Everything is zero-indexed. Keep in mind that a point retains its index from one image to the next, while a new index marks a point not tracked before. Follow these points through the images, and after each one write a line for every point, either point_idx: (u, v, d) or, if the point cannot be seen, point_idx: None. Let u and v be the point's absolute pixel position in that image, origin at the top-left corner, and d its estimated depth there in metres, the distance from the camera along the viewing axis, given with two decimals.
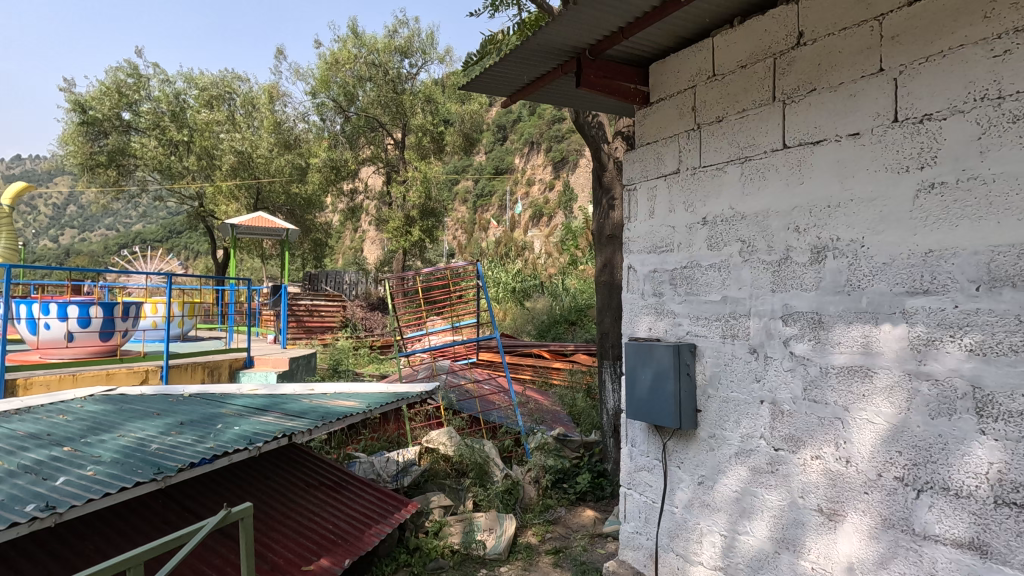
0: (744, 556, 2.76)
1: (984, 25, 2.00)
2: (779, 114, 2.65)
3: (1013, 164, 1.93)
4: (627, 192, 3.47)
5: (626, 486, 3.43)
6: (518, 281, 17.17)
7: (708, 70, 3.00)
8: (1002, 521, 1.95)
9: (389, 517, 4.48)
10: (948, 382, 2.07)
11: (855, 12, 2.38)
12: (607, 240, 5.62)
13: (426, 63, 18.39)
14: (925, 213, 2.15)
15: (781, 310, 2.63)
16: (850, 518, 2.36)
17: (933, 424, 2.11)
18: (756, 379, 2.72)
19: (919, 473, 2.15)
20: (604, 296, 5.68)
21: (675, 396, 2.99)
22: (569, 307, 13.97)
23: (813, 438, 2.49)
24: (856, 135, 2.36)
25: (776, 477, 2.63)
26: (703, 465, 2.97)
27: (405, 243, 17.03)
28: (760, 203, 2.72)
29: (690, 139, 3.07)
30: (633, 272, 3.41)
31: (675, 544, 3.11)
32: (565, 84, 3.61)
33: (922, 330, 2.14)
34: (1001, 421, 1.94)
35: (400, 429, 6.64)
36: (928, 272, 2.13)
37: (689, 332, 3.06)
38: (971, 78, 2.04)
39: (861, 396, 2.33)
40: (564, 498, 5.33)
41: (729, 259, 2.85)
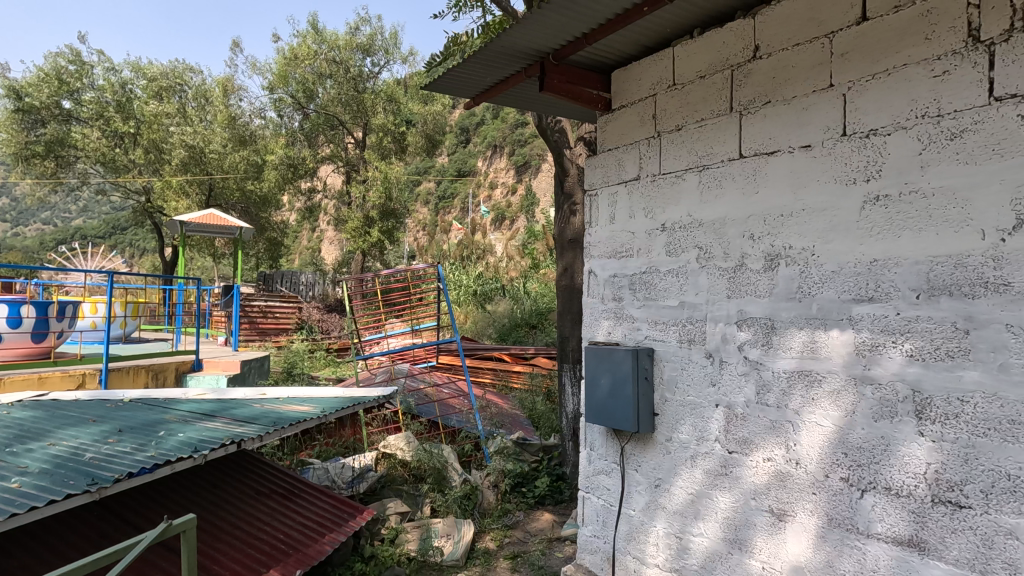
0: (698, 557, 2.81)
1: (926, 45, 2.10)
2: (735, 124, 2.72)
3: (951, 179, 2.03)
4: (589, 197, 3.50)
5: (584, 489, 3.44)
6: (478, 284, 17.11)
7: (668, 79, 3.06)
8: (936, 519, 2.04)
9: (343, 525, 4.36)
10: (890, 386, 2.16)
11: (807, 30, 2.47)
12: (569, 244, 5.65)
13: (388, 62, 18.16)
14: (871, 224, 2.24)
15: (735, 316, 2.69)
16: (798, 518, 2.43)
17: (876, 426, 2.19)
18: (711, 383, 2.78)
19: (862, 474, 2.23)
20: (565, 300, 5.71)
21: (634, 399, 3.02)
22: (530, 310, 14.02)
23: (764, 440, 2.56)
24: (807, 147, 2.44)
25: (729, 479, 2.69)
26: (659, 468, 3.01)
27: (364, 244, 16.71)
28: (717, 211, 2.78)
29: (651, 147, 3.12)
30: (594, 276, 3.44)
31: (631, 547, 3.14)
32: (529, 87, 3.61)
33: (867, 336, 2.23)
34: (938, 423, 2.04)
35: (356, 435, 6.52)
36: (874, 280, 2.22)
37: (647, 336, 3.10)
38: (913, 96, 2.13)
39: (809, 399, 2.41)
40: (523, 503, 5.31)
41: (687, 265, 2.91)
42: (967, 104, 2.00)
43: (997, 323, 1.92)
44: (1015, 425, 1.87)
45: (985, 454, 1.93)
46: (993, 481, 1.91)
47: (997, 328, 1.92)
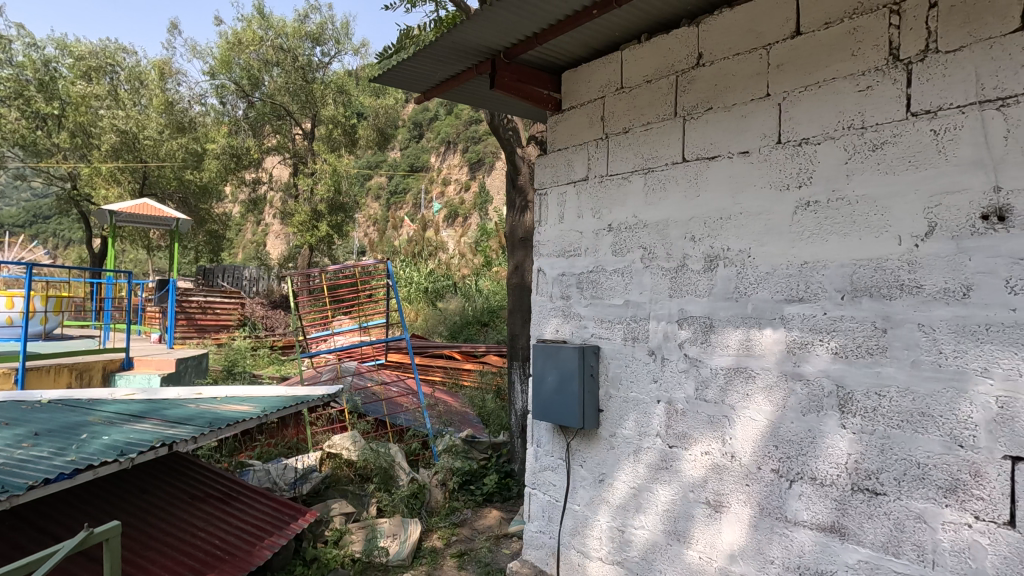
0: (638, 549, 2.89)
1: (852, 61, 2.24)
2: (679, 128, 2.80)
3: (873, 187, 2.17)
4: (538, 196, 3.53)
5: (531, 486, 3.47)
6: (430, 281, 16.95)
7: (616, 82, 3.12)
8: (856, 506, 2.18)
9: (285, 528, 4.21)
10: (817, 382, 2.29)
11: (747, 40, 2.57)
12: (520, 243, 5.67)
13: (339, 53, 17.65)
14: (801, 229, 2.36)
15: (677, 314, 2.77)
16: (733, 508, 2.54)
17: (804, 419, 2.32)
18: (654, 380, 2.86)
19: (791, 465, 2.35)
20: (515, 298, 5.72)
21: (580, 396, 3.06)
22: (481, 308, 14.00)
23: (702, 434, 2.65)
24: (745, 153, 2.55)
25: (669, 473, 2.78)
26: (603, 464, 3.07)
27: (312, 239, 16.21)
28: (661, 213, 2.87)
29: (599, 148, 3.18)
30: (543, 275, 3.47)
31: (575, 541, 3.19)
32: (480, 84, 3.59)
33: (797, 334, 2.35)
34: (858, 416, 2.17)
35: (300, 435, 6.34)
36: (804, 281, 2.34)
37: (593, 334, 3.16)
38: (841, 109, 2.27)
39: (744, 395, 2.51)
40: (471, 500, 5.31)
41: (632, 264, 2.98)
42: (887, 118, 2.14)
43: (911, 322, 2.06)
44: (924, 417, 2.02)
45: (899, 444, 2.07)
46: (906, 469, 2.06)
47: (911, 327, 2.06)
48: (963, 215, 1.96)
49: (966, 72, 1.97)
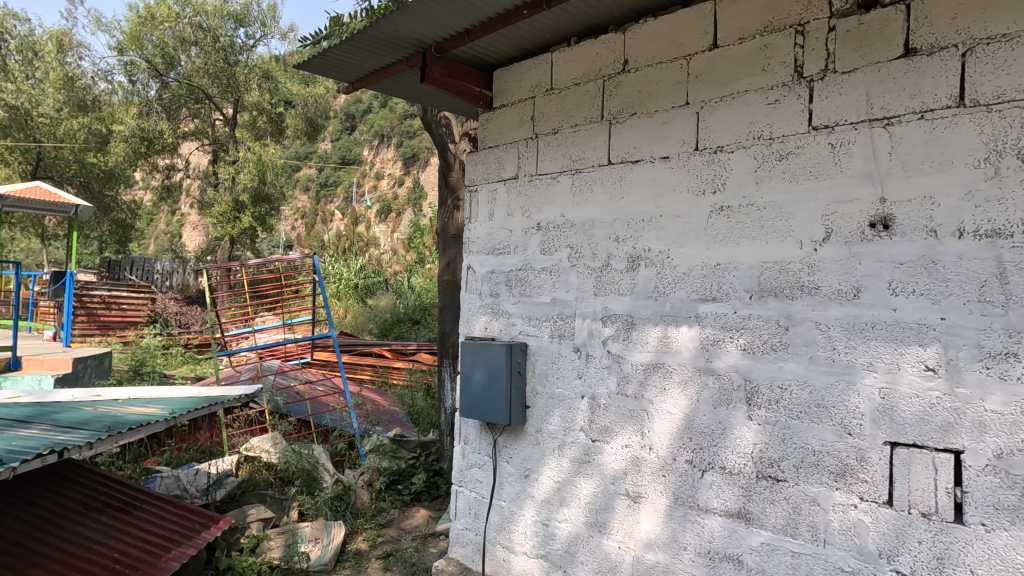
0: (561, 541, 2.95)
1: (763, 76, 2.39)
2: (605, 132, 2.89)
3: (778, 196, 2.32)
4: (469, 193, 3.53)
5: (458, 484, 3.46)
6: (360, 277, 16.48)
7: (546, 83, 3.17)
8: (760, 492, 2.33)
9: (194, 538, 3.89)
10: (727, 376, 2.43)
11: (668, 50, 2.68)
12: (452, 240, 5.61)
13: (265, 36, 16.71)
14: (715, 232, 2.49)
15: (601, 312, 2.86)
16: (650, 498, 2.65)
17: (715, 412, 2.46)
18: (578, 376, 2.93)
19: (703, 455, 2.49)
20: (447, 295, 5.67)
21: (507, 393, 3.08)
22: (413, 305, 13.79)
23: (623, 428, 2.75)
24: (666, 158, 2.66)
25: (591, 466, 2.86)
26: (529, 459, 3.11)
27: (232, 230, 15.31)
28: (587, 213, 2.94)
29: (529, 147, 3.22)
30: (472, 272, 3.47)
31: (500, 537, 3.22)
32: (411, 77, 3.53)
33: (709, 331, 2.49)
34: (763, 407, 2.33)
35: (214, 439, 5.98)
36: (716, 281, 2.48)
37: (521, 331, 3.19)
38: (751, 120, 2.41)
39: (662, 389, 2.62)
40: (398, 500, 5.22)
41: (559, 263, 3.04)
42: (791, 130, 2.30)
43: (809, 321, 2.23)
44: (820, 408, 2.19)
45: (798, 433, 2.24)
46: (803, 457, 2.22)
47: (809, 325, 2.23)
48: (855, 223, 2.14)
49: (858, 92, 2.16)
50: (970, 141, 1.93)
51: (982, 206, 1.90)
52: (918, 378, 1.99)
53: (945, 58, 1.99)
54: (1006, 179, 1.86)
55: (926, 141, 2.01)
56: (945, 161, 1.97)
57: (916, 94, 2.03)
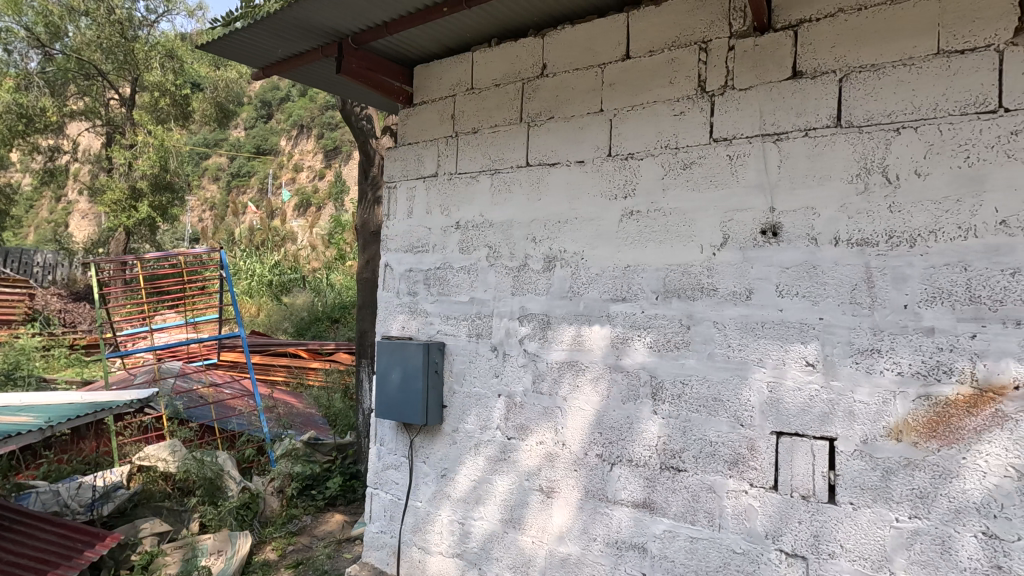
0: (476, 539, 2.97)
1: (670, 88, 2.52)
2: (524, 134, 2.93)
3: (682, 203, 2.46)
4: (387, 190, 3.46)
5: (373, 486, 3.38)
6: (275, 274, 15.68)
7: (466, 83, 3.16)
8: (663, 482, 2.46)
9: (73, 558, 3.52)
10: (635, 373, 2.55)
11: (584, 57, 2.76)
12: (372, 237, 5.46)
13: (169, 12, 15.42)
14: (626, 235, 2.60)
15: (518, 311, 2.90)
16: (563, 492, 2.72)
17: (623, 407, 2.57)
18: (495, 375, 2.96)
19: (612, 449, 2.59)
20: (365, 294, 5.51)
21: (423, 393, 3.06)
22: (332, 304, 13.26)
23: (538, 425, 2.81)
24: (581, 163, 2.74)
25: (507, 463, 2.89)
26: (445, 459, 3.10)
27: (128, 221, 14.05)
28: (505, 214, 2.97)
29: (449, 145, 3.20)
30: (390, 270, 3.40)
31: (416, 538, 3.18)
32: (326, 66, 3.40)
33: (619, 330, 2.59)
34: (667, 402, 2.46)
35: (102, 449, 5.46)
36: (626, 282, 2.59)
37: (439, 331, 3.17)
38: (659, 129, 2.54)
39: (574, 386, 2.71)
40: (311, 506, 5.03)
41: (477, 262, 3.05)
42: (695, 141, 2.45)
43: (708, 320, 2.38)
44: (717, 402, 2.35)
45: (697, 426, 2.39)
46: (702, 447, 2.37)
47: (708, 324, 2.38)
48: (748, 230, 2.31)
49: (753, 109, 2.33)
50: (845, 159, 2.14)
51: (855, 217, 2.11)
52: (801, 372, 2.18)
53: (826, 82, 2.19)
54: (874, 194, 2.08)
55: (810, 156, 2.20)
56: (825, 175, 2.17)
57: (801, 113, 2.23)
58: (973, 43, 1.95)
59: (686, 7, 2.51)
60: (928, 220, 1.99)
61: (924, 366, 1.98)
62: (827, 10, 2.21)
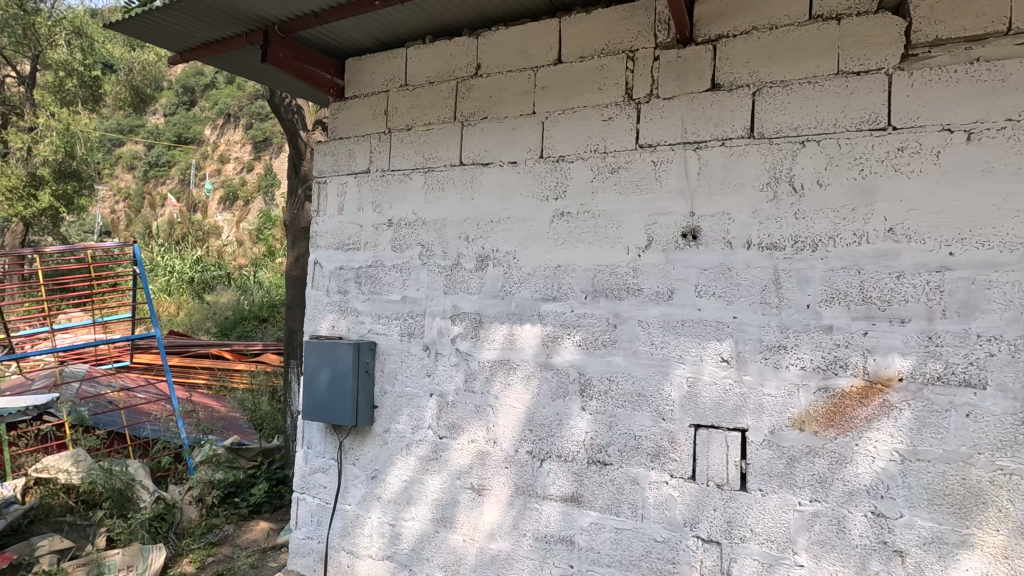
0: (407, 540, 2.94)
1: (599, 94, 2.60)
2: (457, 133, 2.93)
3: (610, 205, 2.55)
4: (317, 185, 3.36)
5: (300, 491, 3.28)
6: (196, 270, 14.78)
7: (400, 79, 3.12)
8: (590, 476, 2.53)
9: None
10: (564, 370, 2.61)
11: (518, 60, 2.80)
12: (302, 233, 5.26)
13: None
14: (556, 236, 2.66)
15: (451, 310, 2.89)
16: (494, 490, 2.74)
17: (553, 404, 2.62)
18: (427, 374, 2.94)
19: (541, 446, 2.64)
20: (294, 292, 5.32)
21: (353, 394, 2.99)
22: (259, 303, 12.64)
23: (469, 424, 2.82)
24: (513, 163, 2.78)
25: (438, 463, 2.88)
26: (376, 460, 3.05)
27: (26, 211, 12.80)
28: (439, 212, 2.96)
29: (381, 141, 3.15)
30: (319, 268, 3.31)
31: (344, 542, 3.11)
32: (251, 54, 3.25)
33: (550, 328, 2.65)
34: (595, 398, 2.54)
35: None
36: (557, 282, 2.65)
37: (370, 330, 3.11)
38: (589, 133, 2.61)
39: (506, 384, 2.74)
40: (233, 515, 4.79)
41: (410, 261, 3.02)
42: (622, 146, 2.54)
43: (633, 319, 2.47)
44: (641, 397, 2.44)
45: (622, 420, 2.48)
46: (626, 441, 2.47)
47: (633, 323, 2.47)
48: (671, 233, 2.42)
49: (675, 117, 2.44)
50: (757, 168, 2.29)
51: (765, 222, 2.27)
52: (716, 368, 2.31)
53: (740, 95, 2.33)
54: (781, 201, 2.24)
55: (725, 165, 2.34)
56: (739, 183, 2.31)
57: (718, 124, 2.36)
58: (867, 66, 2.14)
59: (615, 16, 2.59)
60: (828, 227, 2.17)
61: (824, 360, 2.15)
62: (742, 27, 2.35)
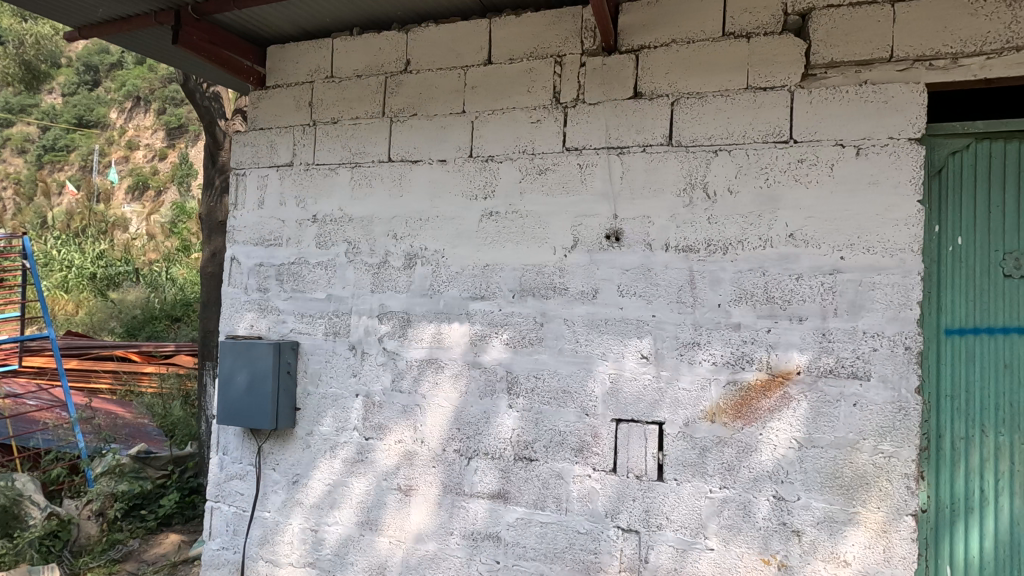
0: (330, 546, 2.86)
1: (528, 96, 2.64)
2: (386, 128, 2.88)
3: (537, 206, 2.60)
4: (235, 177, 3.19)
5: (213, 500, 3.10)
6: (98, 265, 13.59)
7: (326, 70, 3.03)
8: (517, 472, 2.57)
9: None
10: (492, 369, 2.63)
11: (448, 58, 2.79)
12: (218, 228, 4.98)
13: None
14: (485, 235, 2.68)
15: (378, 309, 2.84)
16: (421, 490, 2.72)
17: (481, 402, 2.64)
18: (353, 374, 2.87)
19: (469, 444, 2.65)
20: (209, 290, 5.02)
21: (273, 396, 2.86)
22: (171, 301, 11.80)
23: (396, 424, 2.78)
24: (443, 162, 2.76)
25: (364, 465, 2.82)
26: (297, 464, 2.94)
27: None
28: (366, 209, 2.89)
29: (305, 134, 3.04)
30: (236, 264, 3.14)
31: (263, 551, 2.98)
32: (161, 34, 3.04)
33: (478, 328, 2.66)
34: (522, 395, 2.58)
35: None
36: (485, 281, 2.66)
37: (292, 330, 3.00)
38: (517, 135, 2.65)
39: (434, 383, 2.72)
40: (139, 528, 4.46)
41: (335, 258, 2.94)
42: (550, 149, 2.59)
43: (559, 318, 2.54)
44: (566, 394, 2.51)
45: (548, 417, 2.53)
46: (552, 437, 2.52)
47: (559, 322, 2.53)
48: (595, 234, 2.50)
49: (600, 122, 2.52)
50: (675, 175, 2.41)
51: (682, 226, 2.39)
52: (637, 364, 2.42)
53: (660, 104, 2.44)
54: (696, 207, 2.37)
55: (646, 170, 2.45)
56: (659, 188, 2.43)
57: (640, 130, 2.47)
58: (772, 83, 2.31)
59: (544, 21, 2.64)
60: (737, 231, 2.32)
61: (733, 356, 2.30)
62: (663, 39, 2.46)
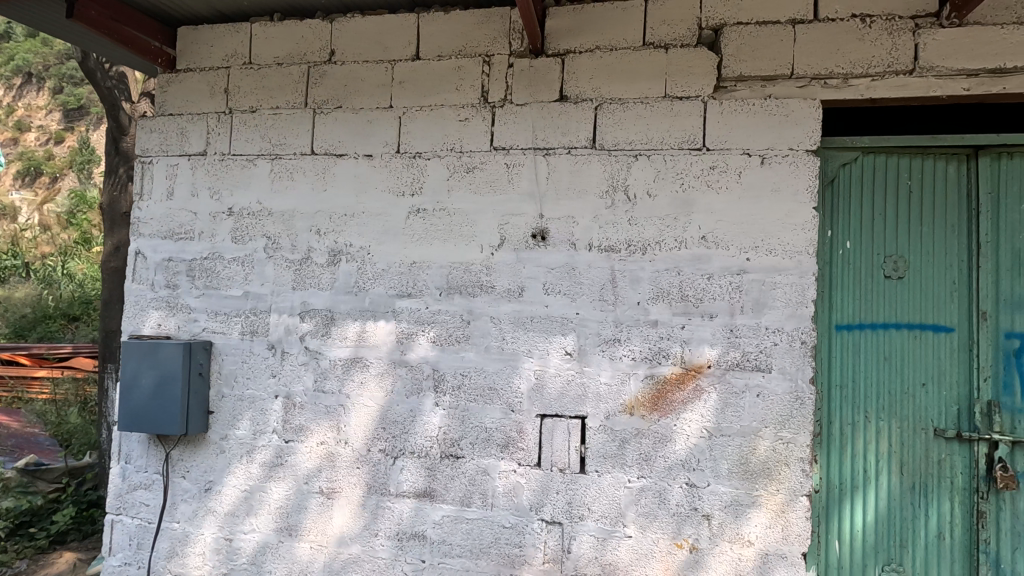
0: (246, 554, 2.73)
1: (456, 94, 2.64)
2: (309, 120, 2.78)
3: (465, 204, 2.60)
4: (140, 165, 2.97)
5: (114, 512, 2.88)
6: None
7: (243, 56, 2.88)
8: (443, 470, 2.57)
9: None
10: (419, 367, 2.61)
11: (374, 50, 2.74)
12: (122, 220, 4.61)
13: None
14: (413, 232, 2.65)
15: (299, 307, 2.74)
16: (345, 491, 2.66)
17: (407, 401, 2.61)
18: (272, 375, 2.76)
19: (395, 443, 2.62)
20: (111, 286, 4.64)
21: (183, 399, 2.70)
22: (68, 299, 10.78)
23: (318, 425, 2.70)
24: (369, 156, 2.71)
25: (283, 468, 2.72)
26: (210, 470, 2.79)
27: None
28: (286, 203, 2.78)
29: (220, 122, 2.88)
30: (141, 259, 2.93)
31: (170, 564, 2.80)
32: (53, 6, 2.77)
33: (404, 326, 2.63)
34: (448, 393, 2.58)
35: None
36: (412, 278, 2.64)
37: (205, 329, 2.84)
38: (445, 132, 2.64)
39: (359, 383, 2.66)
40: (27, 548, 4.06)
41: (253, 254, 2.80)
42: (477, 147, 2.60)
43: (485, 316, 2.56)
44: (492, 391, 2.54)
45: (474, 414, 2.55)
46: (478, 434, 2.54)
47: (485, 320, 2.55)
48: (521, 233, 2.54)
49: (527, 123, 2.56)
50: (598, 177, 2.49)
51: (604, 227, 2.48)
52: (561, 361, 2.48)
53: (585, 108, 2.52)
54: (618, 208, 2.47)
55: (571, 171, 2.51)
56: (583, 190, 2.50)
57: (565, 133, 2.53)
58: (687, 93, 2.44)
59: (472, 20, 2.65)
60: (655, 232, 2.43)
61: (650, 351, 2.41)
62: (588, 45, 2.54)
